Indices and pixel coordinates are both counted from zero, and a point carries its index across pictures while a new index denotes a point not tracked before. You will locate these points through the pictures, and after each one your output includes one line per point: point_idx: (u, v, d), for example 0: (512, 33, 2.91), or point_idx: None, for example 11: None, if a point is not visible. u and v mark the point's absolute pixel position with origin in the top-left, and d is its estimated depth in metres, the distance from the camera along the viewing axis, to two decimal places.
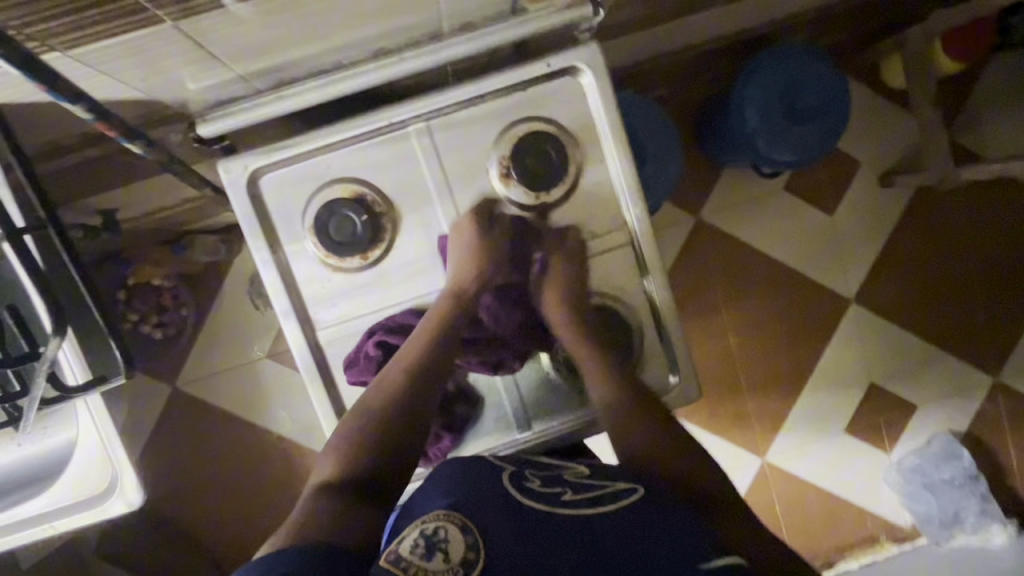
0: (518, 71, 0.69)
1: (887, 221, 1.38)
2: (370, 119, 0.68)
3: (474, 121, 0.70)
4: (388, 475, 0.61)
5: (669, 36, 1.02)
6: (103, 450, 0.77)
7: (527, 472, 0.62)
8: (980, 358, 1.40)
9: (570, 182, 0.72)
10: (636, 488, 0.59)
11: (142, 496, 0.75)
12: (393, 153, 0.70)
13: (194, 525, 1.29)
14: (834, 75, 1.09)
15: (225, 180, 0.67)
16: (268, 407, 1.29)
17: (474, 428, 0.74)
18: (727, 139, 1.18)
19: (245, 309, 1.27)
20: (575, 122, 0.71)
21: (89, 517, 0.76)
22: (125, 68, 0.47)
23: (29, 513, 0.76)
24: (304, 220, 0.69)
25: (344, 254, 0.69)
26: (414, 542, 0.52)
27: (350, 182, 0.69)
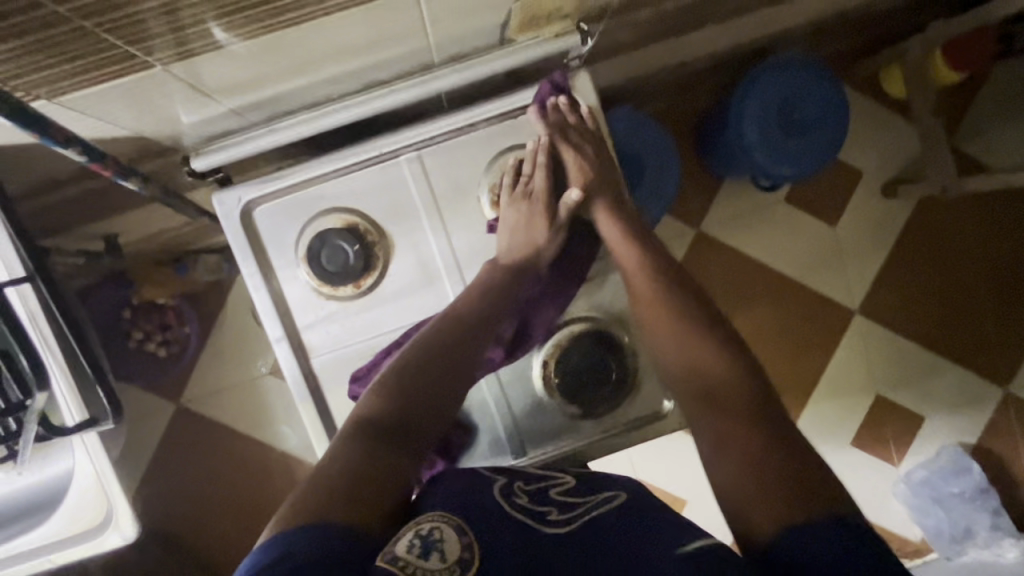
0: (508, 99, 0.71)
1: (890, 231, 1.36)
2: (362, 149, 0.69)
3: (465, 148, 0.71)
4: (419, 431, 0.62)
5: (664, 54, 1.03)
6: (96, 482, 0.78)
7: (516, 485, 0.61)
8: (990, 369, 1.38)
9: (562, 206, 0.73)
10: (618, 493, 0.60)
11: (135, 529, 0.77)
12: (384, 181, 0.70)
13: (196, 541, 1.30)
14: (833, 88, 1.08)
15: (218, 212, 0.68)
16: (271, 423, 1.29)
17: (469, 454, 0.74)
18: (725, 153, 1.18)
19: (247, 326, 1.28)
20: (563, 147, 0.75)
21: (85, 550, 0.78)
22: (117, 109, 0.48)
23: (26, 546, 0.78)
24: (297, 249, 0.70)
25: (337, 283, 0.70)
26: (411, 542, 0.50)
27: (342, 212, 0.70)
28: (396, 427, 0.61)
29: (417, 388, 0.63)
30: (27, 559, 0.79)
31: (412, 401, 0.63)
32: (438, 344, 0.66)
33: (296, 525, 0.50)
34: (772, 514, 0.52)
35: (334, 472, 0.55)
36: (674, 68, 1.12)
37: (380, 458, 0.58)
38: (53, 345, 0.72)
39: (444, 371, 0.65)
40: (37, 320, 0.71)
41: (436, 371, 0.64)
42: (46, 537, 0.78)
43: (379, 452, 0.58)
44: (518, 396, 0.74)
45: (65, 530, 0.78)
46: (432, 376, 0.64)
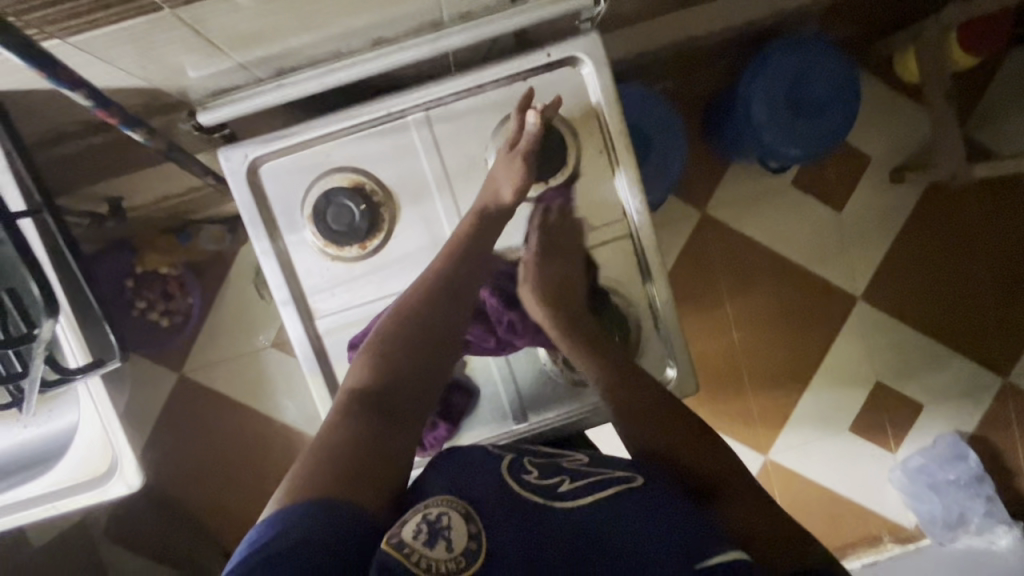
0: (519, 59, 0.69)
1: (896, 218, 1.35)
2: (369, 108, 0.68)
3: (473, 111, 0.70)
4: (409, 401, 0.63)
5: (675, 27, 1.01)
6: (103, 432, 0.78)
7: (526, 461, 0.62)
8: (990, 359, 1.38)
9: (569, 173, 0.72)
10: (632, 475, 0.59)
11: (140, 479, 0.76)
12: (391, 144, 0.70)
13: (200, 511, 1.32)
14: (844, 69, 1.06)
15: (225, 168, 0.68)
16: (273, 395, 1.30)
17: (470, 418, 0.74)
18: (732, 134, 1.17)
19: (250, 298, 1.28)
20: (574, 113, 0.71)
21: (93, 497, 0.78)
22: (125, 56, 0.48)
23: (36, 491, 0.78)
24: (303, 209, 0.70)
25: (342, 243, 0.69)
26: (417, 527, 0.51)
27: (349, 171, 0.69)
28: (386, 400, 0.61)
29: (406, 361, 0.64)
30: (35, 505, 0.78)
31: (400, 374, 0.63)
32: (427, 316, 0.65)
33: (296, 502, 0.50)
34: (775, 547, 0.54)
35: (328, 447, 0.56)
36: (685, 44, 1.10)
37: (373, 432, 0.59)
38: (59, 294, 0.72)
39: (432, 343, 0.65)
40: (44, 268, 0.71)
41: (424, 345, 0.65)
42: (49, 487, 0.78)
43: (371, 425, 0.59)
44: (521, 361, 0.74)
45: (61, 483, 0.79)
46: (421, 349, 0.65)
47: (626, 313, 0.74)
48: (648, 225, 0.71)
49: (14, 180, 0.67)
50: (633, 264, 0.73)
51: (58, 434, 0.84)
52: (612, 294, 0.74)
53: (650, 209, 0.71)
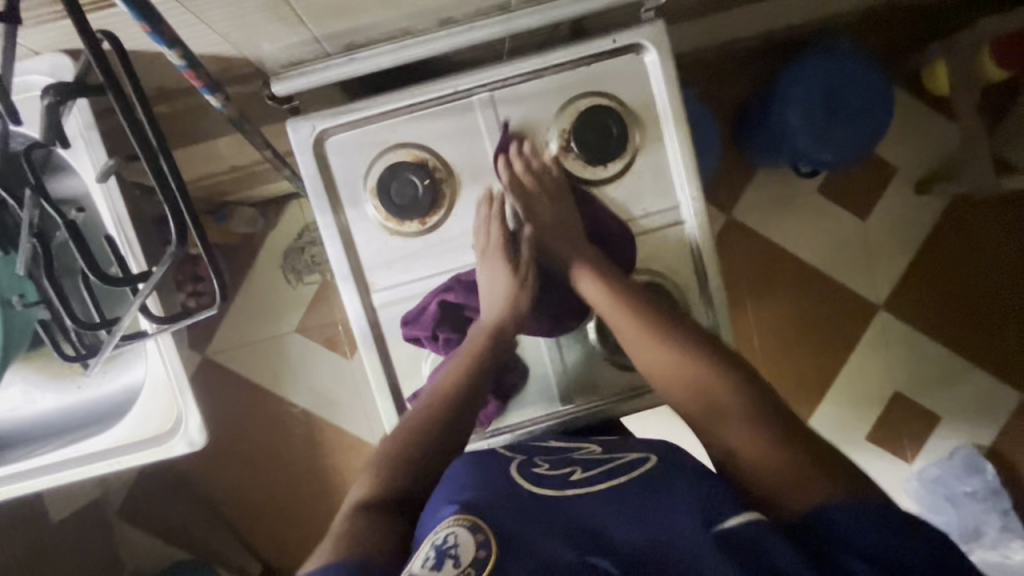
0: (585, 45, 0.70)
1: (922, 228, 1.36)
2: (437, 86, 0.69)
3: (536, 94, 0.71)
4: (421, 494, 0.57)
5: (721, 27, 1.01)
6: (169, 393, 0.81)
7: (536, 460, 0.64)
8: (1010, 374, 1.38)
9: (627, 159, 0.72)
10: (648, 456, 0.62)
11: (203, 438, 0.79)
12: (455, 122, 0.71)
13: (216, 492, 1.32)
14: (880, 81, 1.08)
15: (293, 138, 0.69)
16: (296, 381, 1.31)
17: (519, 398, 0.75)
18: (767, 135, 1.18)
19: (280, 283, 1.29)
20: (634, 101, 0.71)
21: (153, 454, 0.80)
22: (219, 19, 0.49)
23: (100, 447, 0.81)
24: (366, 183, 0.71)
25: (404, 218, 0.71)
26: (425, 555, 0.48)
27: (413, 148, 0.71)
28: (396, 491, 0.56)
29: (419, 449, 0.60)
30: (96, 462, 0.81)
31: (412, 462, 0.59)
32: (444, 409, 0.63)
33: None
34: (804, 492, 0.50)
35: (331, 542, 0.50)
36: (725, 47, 1.10)
37: (380, 520, 0.53)
38: (136, 252, 0.76)
39: (447, 437, 0.61)
40: (122, 224, 0.75)
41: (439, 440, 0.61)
42: (108, 446, 0.81)
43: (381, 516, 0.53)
44: (570, 343, 0.75)
45: (117, 441, 0.81)
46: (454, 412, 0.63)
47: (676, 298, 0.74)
48: (702, 214, 0.72)
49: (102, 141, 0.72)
50: (684, 253, 0.74)
51: (110, 397, 0.87)
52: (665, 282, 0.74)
53: (705, 198, 0.72)
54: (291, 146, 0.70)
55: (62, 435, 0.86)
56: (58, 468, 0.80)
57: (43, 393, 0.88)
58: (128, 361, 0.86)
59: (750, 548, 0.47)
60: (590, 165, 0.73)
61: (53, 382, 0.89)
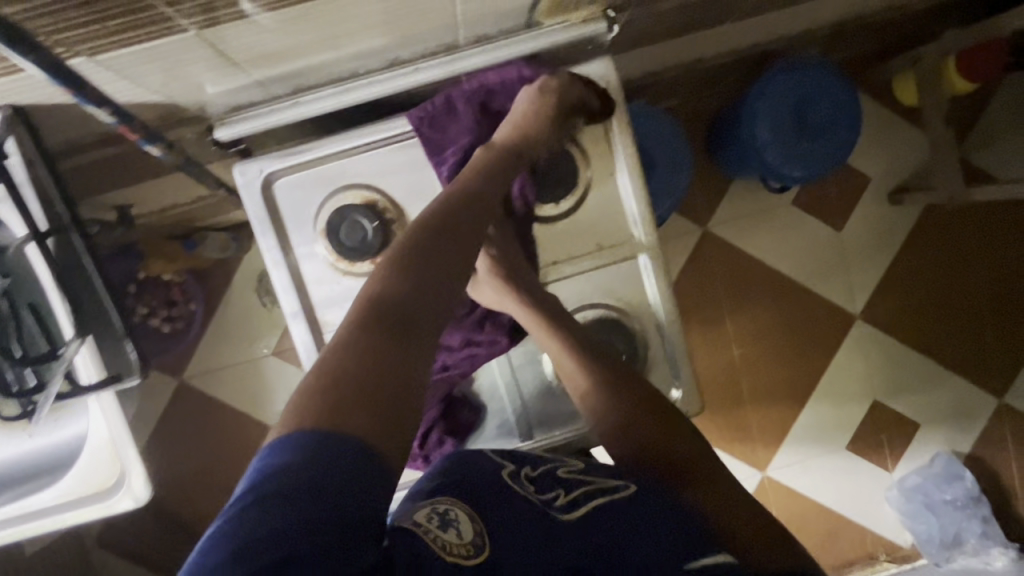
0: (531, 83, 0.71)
1: (895, 237, 1.37)
2: (381, 127, 0.69)
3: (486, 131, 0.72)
4: (433, 313, 0.55)
5: (687, 48, 1.01)
6: (114, 444, 0.80)
7: (525, 472, 0.60)
8: (986, 379, 1.39)
9: (579, 194, 0.73)
10: (625, 484, 0.59)
11: (147, 491, 0.79)
12: (404, 161, 0.70)
13: (192, 517, 1.31)
14: (846, 95, 1.08)
15: (239, 181, 0.69)
16: (272, 403, 1.30)
17: (478, 433, 0.75)
18: (736, 153, 1.18)
19: (255, 307, 1.29)
20: (585, 137, 0.73)
21: (97, 510, 0.80)
22: (144, 73, 0.51)
23: (43, 505, 0.80)
24: (316, 224, 0.71)
25: (355, 258, 0.70)
26: (428, 514, 0.49)
27: (362, 188, 0.70)
28: (404, 310, 0.53)
29: (427, 273, 0.56)
30: (42, 518, 0.80)
31: (422, 284, 0.55)
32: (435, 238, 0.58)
33: (308, 424, 0.44)
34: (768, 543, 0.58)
35: (331, 366, 0.48)
36: (692, 66, 1.11)
37: (383, 352, 0.50)
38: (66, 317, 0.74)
39: (448, 268, 0.57)
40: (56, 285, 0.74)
41: (447, 267, 0.57)
42: (50, 503, 0.80)
43: (390, 338, 0.51)
44: (528, 377, 0.75)
45: (50, 499, 0.80)
46: (442, 251, 0.57)
47: (633, 328, 0.74)
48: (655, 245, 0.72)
49: (35, 192, 0.70)
50: (641, 283, 0.74)
51: (61, 447, 0.84)
52: (621, 315, 0.74)
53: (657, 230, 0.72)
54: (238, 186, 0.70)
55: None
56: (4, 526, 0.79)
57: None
58: (74, 414, 0.84)
59: None
60: (543, 202, 0.73)
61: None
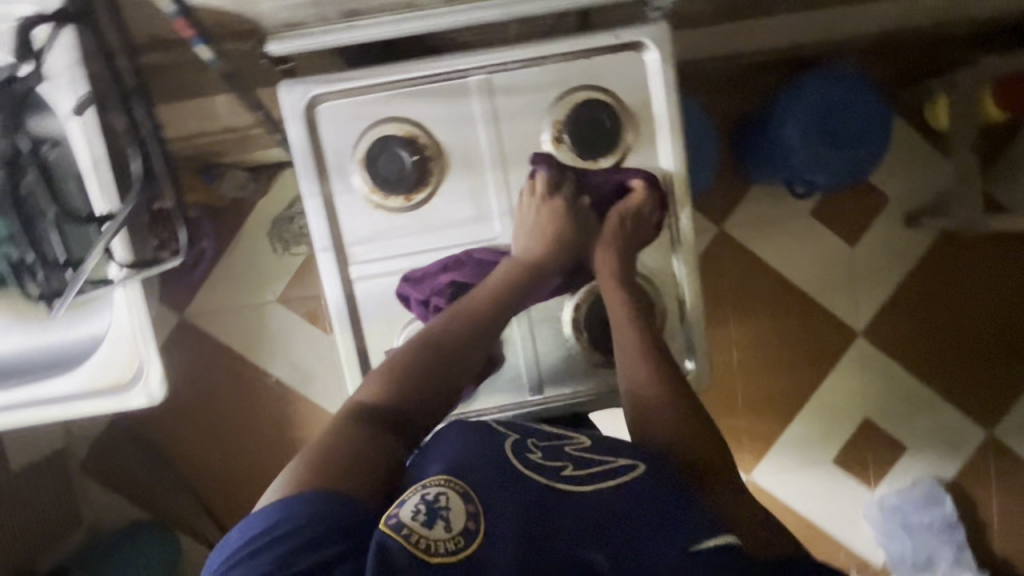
0: (587, 38, 0.71)
1: (907, 260, 1.38)
2: (435, 64, 0.71)
3: (536, 80, 0.72)
4: (412, 420, 0.65)
5: (733, 39, 1.00)
6: (135, 345, 0.85)
7: (529, 442, 0.64)
8: (977, 411, 1.41)
9: (619, 153, 0.75)
10: (636, 464, 0.62)
11: (164, 393, 0.84)
12: (451, 99, 0.72)
13: (182, 452, 1.34)
14: (879, 107, 1.09)
15: (285, 99, 0.70)
16: (274, 349, 1.31)
17: (491, 383, 0.79)
18: (761, 151, 1.19)
19: (264, 253, 1.28)
20: (632, 99, 0.73)
21: (116, 404, 0.84)
22: None
23: (59, 393, 0.85)
24: (354, 151, 0.73)
25: (389, 193, 0.73)
26: (415, 508, 0.53)
27: (405, 123, 0.73)
28: (387, 415, 0.64)
29: (411, 383, 0.66)
30: (53, 405, 0.85)
31: (407, 390, 0.66)
32: (441, 343, 0.69)
33: (292, 493, 0.54)
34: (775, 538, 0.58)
35: (329, 443, 0.59)
36: (730, 59, 1.10)
37: (374, 437, 0.61)
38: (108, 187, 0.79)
39: (445, 364, 0.68)
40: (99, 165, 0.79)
41: (440, 375, 0.68)
42: (59, 393, 0.85)
43: (369, 429, 0.61)
44: (546, 336, 0.79)
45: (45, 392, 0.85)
46: (443, 356, 0.68)
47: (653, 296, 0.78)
48: (691, 216, 0.75)
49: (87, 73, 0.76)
50: (671, 252, 0.79)
51: (85, 340, 0.91)
52: (644, 282, 0.78)
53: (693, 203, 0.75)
54: (280, 109, 0.71)
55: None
56: (28, 407, 0.85)
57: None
58: (97, 310, 0.91)
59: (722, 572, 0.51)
60: (581, 156, 0.75)
61: (20, 321, 0.93)
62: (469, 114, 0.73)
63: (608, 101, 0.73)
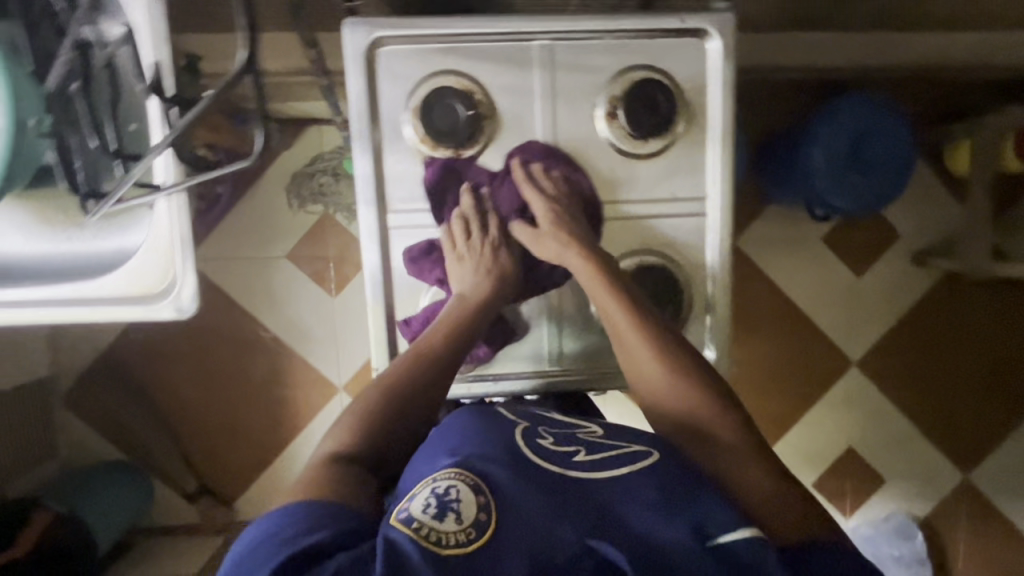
0: (656, 20, 0.77)
1: (910, 297, 1.41)
2: (505, 25, 0.76)
3: (600, 50, 0.78)
4: (379, 459, 0.67)
5: (779, 51, 1.02)
6: (172, 252, 0.85)
7: (540, 429, 0.66)
8: (957, 454, 1.43)
9: (667, 140, 0.79)
10: (650, 451, 0.62)
11: (193, 308, 0.84)
12: (513, 62, 0.78)
13: (169, 395, 1.32)
14: (903, 133, 1.10)
15: (348, 36, 0.75)
16: (277, 303, 1.30)
17: (510, 349, 0.85)
18: (784, 172, 1.21)
19: (280, 206, 1.27)
20: (687, 81, 0.79)
21: (144, 311, 0.85)
22: None
23: (89, 293, 0.86)
24: (410, 99, 0.78)
25: (439, 143, 0.79)
26: (426, 501, 0.55)
27: (466, 78, 0.78)
28: (360, 455, 0.66)
29: (375, 425, 0.68)
30: (83, 304, 0.86)
31: (371, 432, 0.67)
32: (399, 389, 0.71)
33: (283, 507, 0.58)
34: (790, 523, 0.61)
35: (302, 486, 0.61)
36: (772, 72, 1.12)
37: (343, 474, 0.63)
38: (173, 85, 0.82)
39: (406, 402, 0.70)
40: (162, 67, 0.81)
41: (401, 412, 0.70)
42: (91, 294, 0.86)
43: (338, 468, 0.63)
44: (570, 311, 0.85)
45: (66, 294, 0.86)
46: (402, 394, 0.70)
47: (679, 282, 0.82)
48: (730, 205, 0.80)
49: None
50: (703, 240, 0.82)
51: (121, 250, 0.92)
52: (673, 268, 0.82)
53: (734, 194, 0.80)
54: (345, 47, 0.76)
55: (21, 280, 0.91)
56: (57, 304, 0.85)
57: (16, 231, 0.92)
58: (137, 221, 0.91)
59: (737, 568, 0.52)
60: (633, 138, 0.79)
61: (47, 227, 0.93)
62: (526, 80, 0.78)
63: (659, 85, 0.78)
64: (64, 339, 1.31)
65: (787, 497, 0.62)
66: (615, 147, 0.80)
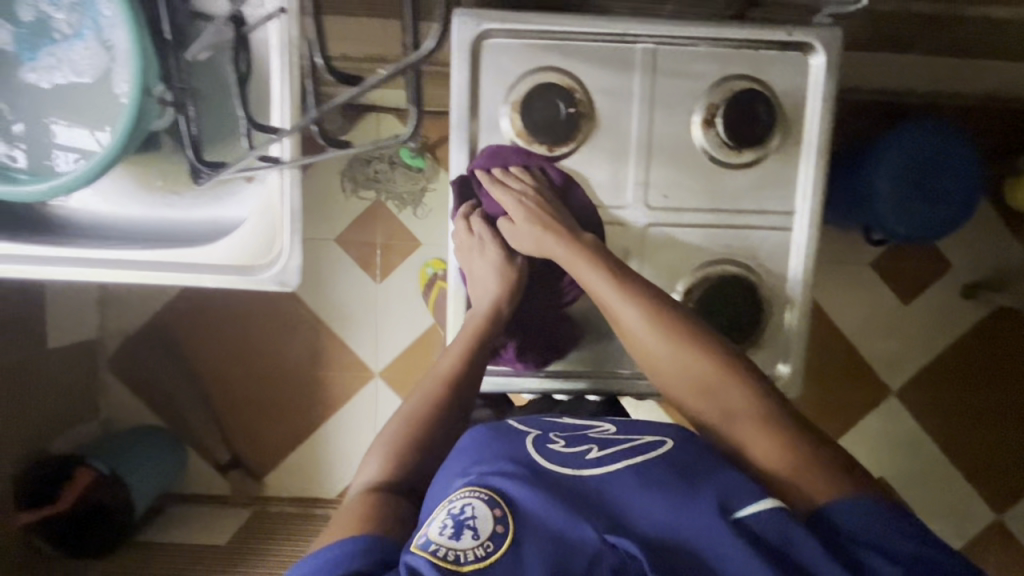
0: (764, 31, 0.77)
1: (958, 329, 1.38)
2: (611, 25, 0.77)
3: (699, 59, 0.78)
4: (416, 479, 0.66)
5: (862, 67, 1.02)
6: (279, 223, 0.85)
7: (551, 433, 0.61)
8: (991, 493, 1.40)
9: (760, 152, 0.80)
10: (664, 440, 0.59)
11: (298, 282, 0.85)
12: (614, 63, 0.78)
13: (211, 366, 1.34)
14: (969, 163, 1.08)
15: (457, 28, 0.76)
16: (323, 285, 1.32)
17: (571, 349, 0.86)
18: (847, 197, 1.19)
19: (336, 189, 1.29)
20: (786, 94, 0.79)
21: (247, 281, 0.85)
22: None
23: (192, 260, 0.85)
24: (509, 93, 0.79)
25: (535, 138, 0.79)
26: (443, 523, 0.51)
27: (567, 75, 0.78)
28: (395, 481, 0.65)
29: (409, 446, 0.67)
30: (185, 269, 0.85)
31: (404, 457, 0.66)
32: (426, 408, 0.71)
33: (323, 543, 0.58)
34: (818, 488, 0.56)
35: (343, 521, 0.60)
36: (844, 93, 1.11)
37: (381, 501, 0.62)
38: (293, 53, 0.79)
39: (436, 420, 0.70)
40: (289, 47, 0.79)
41: (430, 430, 0.69)
42: (194, 261, 0.85)
43: (377, 498, 0.62)
44: None
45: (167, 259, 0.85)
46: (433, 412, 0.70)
47: (753, 292, 0.82)
48: (818, 220, 0.80)
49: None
50: (787, 256, 0.83)
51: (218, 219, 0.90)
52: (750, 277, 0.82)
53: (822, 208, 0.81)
54: (451, 38, 0.77)
55: (128, 241, 0.90)
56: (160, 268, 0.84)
57: (118, 194, 0.91)
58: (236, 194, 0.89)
59: (764, 541, 0.50)
60: (730, 147, 0.79)
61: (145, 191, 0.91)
62: (624, 81, 0.79)
63: (762, 95, 0.78)
64: (114, 303, 1.33)
65: (808, 460, 0.58)
66: (710, 155, 0.80)
